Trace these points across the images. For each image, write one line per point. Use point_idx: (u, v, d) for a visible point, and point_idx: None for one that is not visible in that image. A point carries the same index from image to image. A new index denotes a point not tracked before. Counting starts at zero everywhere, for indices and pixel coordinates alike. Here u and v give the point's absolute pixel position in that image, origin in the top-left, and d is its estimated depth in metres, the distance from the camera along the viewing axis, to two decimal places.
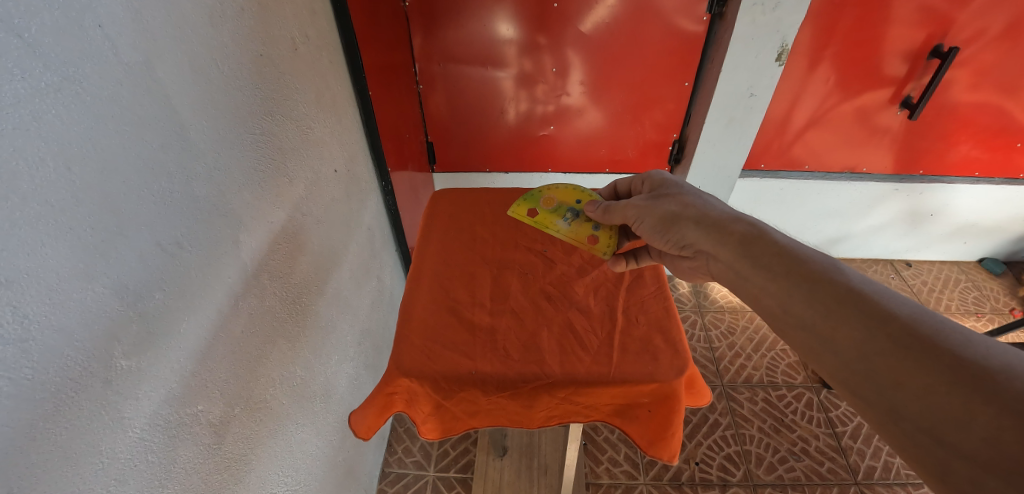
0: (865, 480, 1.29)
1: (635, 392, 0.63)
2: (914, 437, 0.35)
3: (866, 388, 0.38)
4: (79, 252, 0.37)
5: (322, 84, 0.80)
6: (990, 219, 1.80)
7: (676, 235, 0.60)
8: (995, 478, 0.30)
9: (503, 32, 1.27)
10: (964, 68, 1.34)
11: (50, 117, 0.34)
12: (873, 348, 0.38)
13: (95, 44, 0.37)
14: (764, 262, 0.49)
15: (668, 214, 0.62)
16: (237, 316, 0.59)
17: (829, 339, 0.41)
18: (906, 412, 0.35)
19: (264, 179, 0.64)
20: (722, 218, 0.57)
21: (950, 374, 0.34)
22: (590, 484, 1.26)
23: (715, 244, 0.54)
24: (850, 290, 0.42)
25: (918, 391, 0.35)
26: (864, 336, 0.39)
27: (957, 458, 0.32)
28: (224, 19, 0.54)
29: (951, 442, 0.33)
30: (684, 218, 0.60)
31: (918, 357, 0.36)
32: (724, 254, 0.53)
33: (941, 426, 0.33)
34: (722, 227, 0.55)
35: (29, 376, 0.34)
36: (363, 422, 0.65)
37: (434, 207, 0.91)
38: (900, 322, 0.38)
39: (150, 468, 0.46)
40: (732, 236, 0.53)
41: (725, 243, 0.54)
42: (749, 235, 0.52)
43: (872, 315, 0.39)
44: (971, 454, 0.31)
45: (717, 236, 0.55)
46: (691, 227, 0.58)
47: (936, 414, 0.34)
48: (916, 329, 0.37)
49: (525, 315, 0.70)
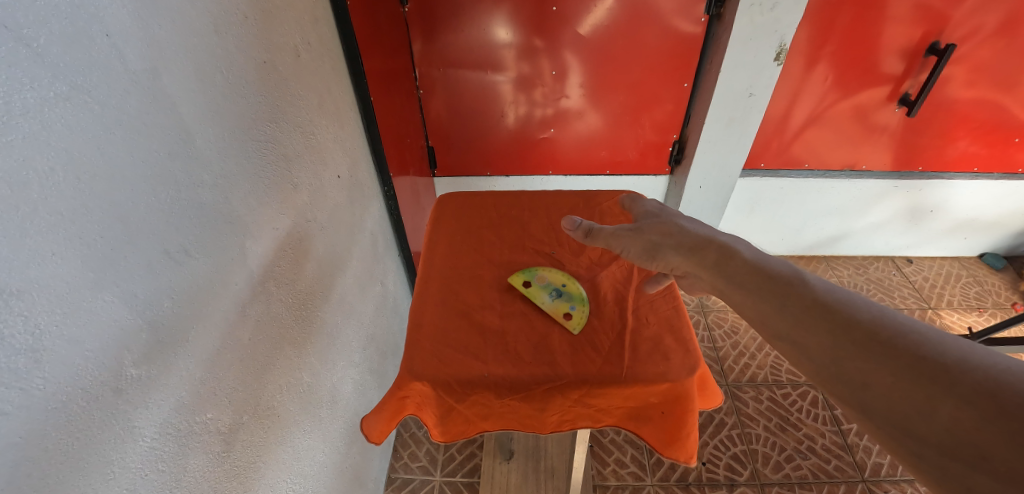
0: (872, 478, 1.28)
1: (648, 392, 0.63)
2: (884, 432, 0.34)
3: (840, 388, 0.37)
4: (88, 261, 0.37)
5: (325, 89, 0.80)
6: (989, 214, 1.80)
7: (661, 261, 0.60)
8: (963, 466, 0.29)
9: (502, 36, 1.28)
10: (960, 65, 1.35)
11: (58, 127, 0.34)
12: (842, 350, 0.38)
13: (102, 53, 0.38)
14: (738, 278, 0.49)
15: (649, 242, 0.61)
16: (244, 323, 0.59)
17: (803, 345, 0.41)
18: (875, 409, 0.34)
19: (269, 186, 0.64)
20: (698, 240, 0.57)
21: (911, 370, 0.33)
22: (597, 486, 1.26)
23: (694, 268, 0.55)
24: (817, 299, 0.42)
25: (884, 387, 0.34)
26: (829, 342, 0.39)
27: (922, 448, 0.31)
28: (229, 26, 0.54)
29: (915, 433, 0.32)
30: (664, 243, 0.59)
31: (881, 356, 0.36)
32: (705, 277, 0.53)
33: (907, 419, 0.33)
34: (698, 250, 0.55)
35: (40, 386, 0.34)
36: (376, 426, 0.65)
37: (439, 210, 0.91)
38: (862, 328, 0.38)
39: (160, 478, 0.46)
40: (707, 257, 0.54)
41: (703, 266, 0.54)
42: (720, 255, 0.53)
43: (836, 321, 0.40)
44: (934, 443, 0.31)
45: (696, 260, 0.55)
46: (674, 252, 0.58)
47: (900, 409, 0.33)
48: (878, 332, 0.37)
49: (534, 317, 0.70)
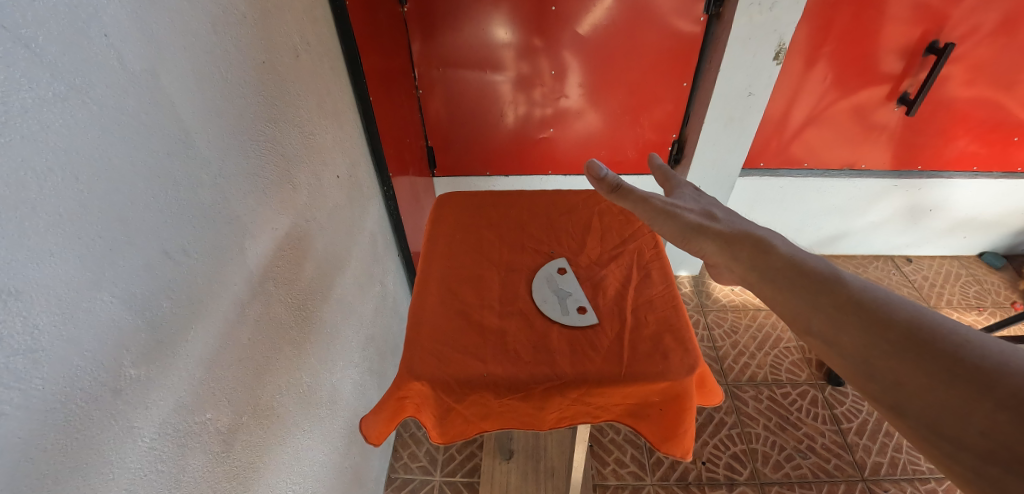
0: (872, 477, 1.28)
1: (647, 391, 0.63)
2: (917, 430, 0.34)
3: (871, 386, 0.38)
4: (86, 261, 0.37)
5: (324, 89, 0.80)
6: (989, 213, 1.80)
7: (694, 247, 0.59)
8: (997, 467, 0.30)
9: (501, 36, 1.28)
10: (959, 64, 1.35)
11: (57, 127, 0.34)
12: (876, 349, 0.38)
13: (101, 53, 0.38)
14: (772, 273, 0.48)
15: (687, 226, 0.60)
16: (243, 324, 0.59)
17: (834, 341, 0.41)
18: (908, 407, 0.35)
19: (268, 186, 0.64)
20: (736, 232, 0.56)
21: (948, 373, 0.34)
22: (597, 486, 1.26)
23: (728, 258, 0.54)
24: (850, 296, 0.42)
25: (919, 388, 0.35)
26: (865, 340, 0.39)
27: (957, 449, 0.32)
28: (227, 26, 0.54)
29: (949, 433, 0.33)
30: (703, 231, 0.58)
31: (916, 358, 0.36)
32: (736, 267, 0.53)
33: (941, 419, 0.33)
34: (735, 241, 0.54)
35: (39, 386, 0.34)
36: (375, 426, 0.65)
37: (438, 210, 0.91)
38: (896, 328, 0.38)
39: (160, 478, 0.46)
40: (743, 250, 0.53)
41: (738, 257, 0.53)
42: (756, 247, 0.52)
43: (871, 320, 0.39)
44: (970, 446, 0.31)
45: (730, 251, 0.54)
46: (709, 241, 0.57)
47: (936, 410, 0.33)
48: (913, 332, 0.37)
49: (533, 316, 0.70)
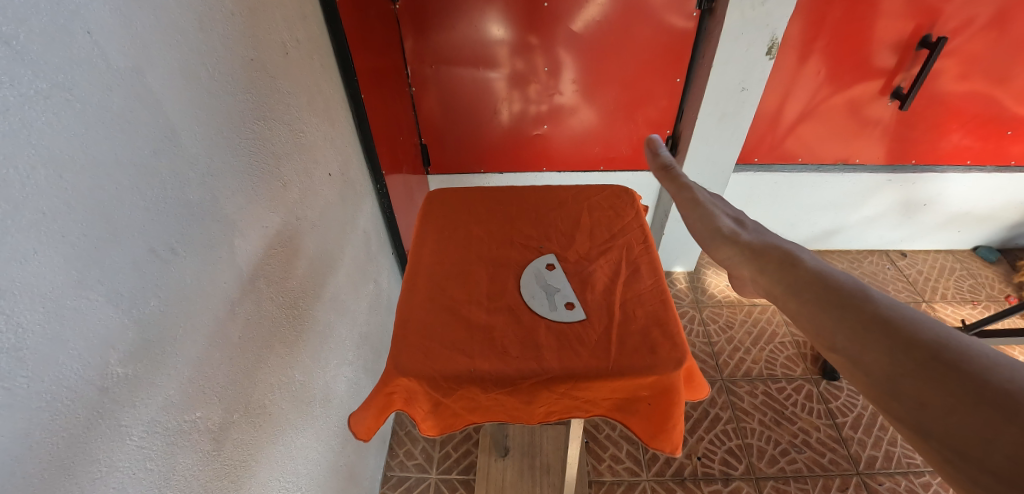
0: (867, 471, 1.29)
1: (634, 385, 0.63)
2: (936, 454, 0.29)
3: (894, 407, 0.32)
4: (72, 259, 0.37)
5: (314, 87, 0.80)
6: (983, 206, 1.81)
7: (722, 253, 0.56)
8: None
9: (494, 32, 1.27)
10: (952, 58, 1.35)
11: (40, 125, 0.34)
12: (900, 367, 0.32)
13: (83, 50, 0.37)
14: (798, 284, 0.43)
15: (717, 231, 0.59)
16: (234, 321, 0.59)
17: (857, 358, 0.35)
18: (929, 428, 0.29)
19: (258, 183, 0.64)
20: (763, 242, 0.52)
21: (975, 393, 0.28)
22: (593, 482, 1.26)
23: (754, 271, 0.49)
24: (874, 313, 0.37)
25: (944, 411, 0.29)
26: (887, 358, 0.33)
27: (980, 472, 0.26)
28: (214, 23, 0.54)
29: (971, 456, 0.27)
30: (734, 238, 0.56)
31: (944, 377, 0.30)
32: (761, 280, 0.48)
33: (967, 442, 0.27)
34: (761, 251, 0.51)
35: (23, 385, 0.34)
36: (363, 423, 0.65)
37: (427, 206, 0.91)
38: (925, 348, 0.32)
39: (149, 476, 0.46)
40: (771, 262, 0.48)
41: (763, 270, 0.48)
42: (784, 261, 0.47)
43: (896, 336, 0.34)
44: (995, 469, 0.26)
45: (757, 262, 0.50)
46: (735, 247, 0.54)
47: (960, 431, 0.28)
48: (943, 352, 0.31)
49: (521, 312, 0.70)
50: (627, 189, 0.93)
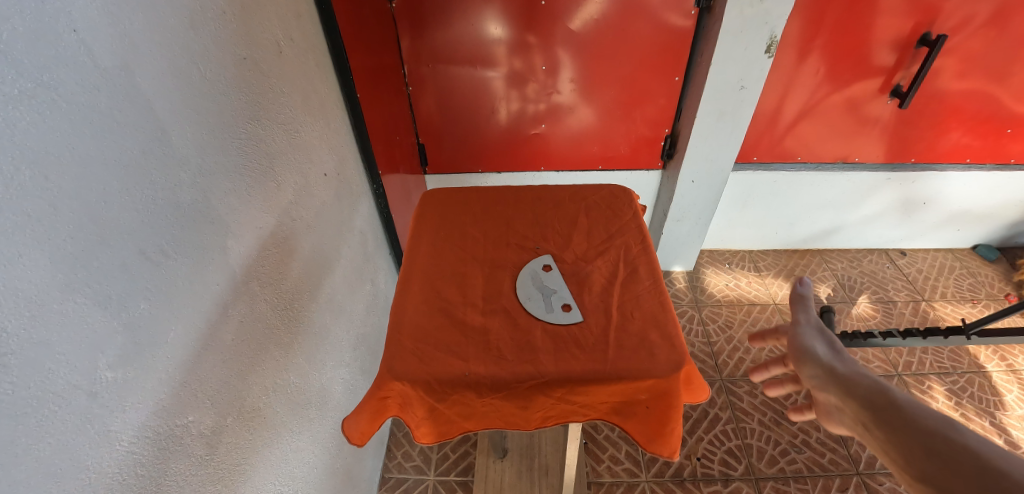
0: (867, 471, 1.28)
1: (632, 389, 0.62)
2: None
3: None
4: (58, 261, 0.36)
5: (309, 86, 0.79)
6: (982, 205, 1.80)
7: (806, 372, 0.57)
8: None
9: (492, 31, 1.26)
10: (952, 56, 1.35)
11: (24, 125, 0.33)
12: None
13: (69, 49, 0.36)
14: (885, 415, 0.45)
15: (801, 347, 0.58)
16: (227, 324, 0.58)
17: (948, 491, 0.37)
18: None
19: (251, 183, 0.63)
20: (849, 366, 0.53)
21: None
22: (592, 483, 1.25)
23: (840, 397, 0.50)
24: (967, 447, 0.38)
25: None
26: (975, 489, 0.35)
27: None
28: (205, 21, 0.53)
29: None
30: (816, 356, 0.56)
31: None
32: (848, 407, 0.49)
33: None
34: (848, 378, 0.51)
35: (8, 391, 0.33)
36: (356, 428, 0.64)
37: (422, 207, 0.90)
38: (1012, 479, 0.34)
39: (140, 482, 0.45)
40: (856, 389, 0.50)
41: (849, 396, 0.50)
42: (875, 389, 0.48)
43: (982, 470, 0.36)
44: None
45: (842, 387, 0.51)
46: (820, 369, 0.55)
47: None
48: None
49: (517, 314, 0.69)
50: (624, 189, 0.92)
